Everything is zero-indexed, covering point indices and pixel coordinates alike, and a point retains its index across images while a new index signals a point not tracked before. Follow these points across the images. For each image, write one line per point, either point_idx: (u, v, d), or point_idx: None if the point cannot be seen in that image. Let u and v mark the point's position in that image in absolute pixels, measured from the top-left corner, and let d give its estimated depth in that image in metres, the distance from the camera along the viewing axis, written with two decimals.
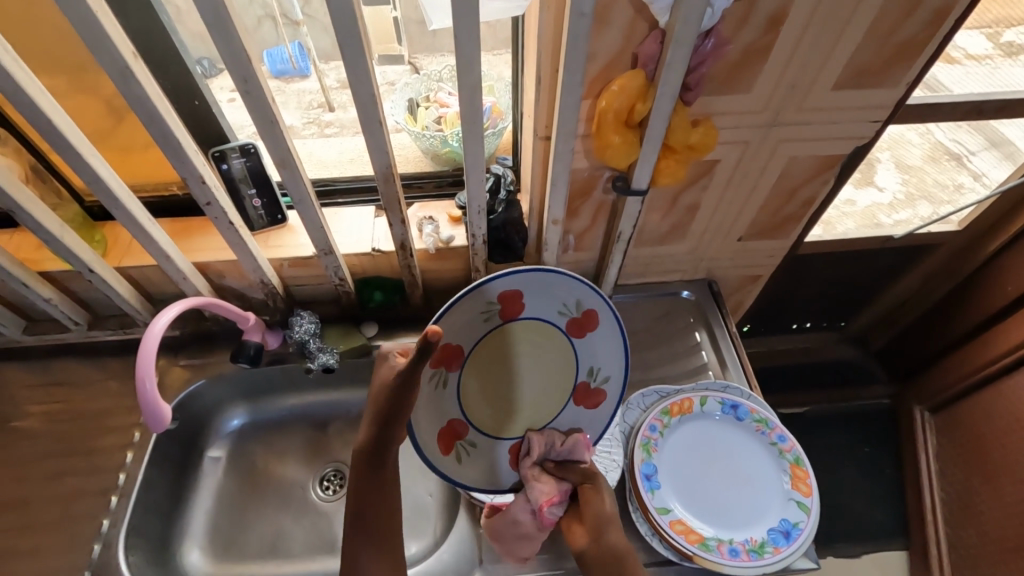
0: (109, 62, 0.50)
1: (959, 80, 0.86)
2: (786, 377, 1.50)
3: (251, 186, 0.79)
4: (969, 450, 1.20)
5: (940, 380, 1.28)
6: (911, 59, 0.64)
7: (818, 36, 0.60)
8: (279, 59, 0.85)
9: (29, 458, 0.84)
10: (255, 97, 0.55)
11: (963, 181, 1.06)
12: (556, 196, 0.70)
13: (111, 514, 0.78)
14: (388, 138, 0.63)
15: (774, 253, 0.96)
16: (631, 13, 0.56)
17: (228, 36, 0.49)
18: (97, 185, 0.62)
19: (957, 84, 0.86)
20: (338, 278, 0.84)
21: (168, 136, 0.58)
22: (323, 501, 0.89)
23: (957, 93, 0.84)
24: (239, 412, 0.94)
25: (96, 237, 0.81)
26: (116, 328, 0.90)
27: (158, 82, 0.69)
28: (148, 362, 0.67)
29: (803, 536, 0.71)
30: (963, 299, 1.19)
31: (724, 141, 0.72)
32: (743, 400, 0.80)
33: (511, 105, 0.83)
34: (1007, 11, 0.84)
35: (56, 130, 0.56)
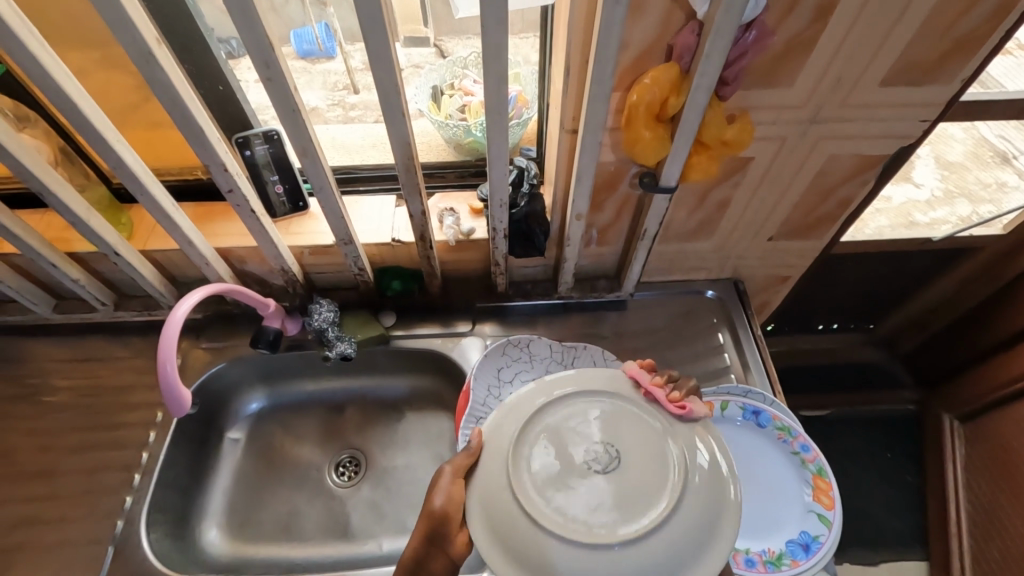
0: (133, 46, 0.50)
1: (1009, 72, 0.81)
2: (810, 378, 1.46)
3: (273, 172, 0.79)
4: (996, 464, 1.15)
5: (969, 388, 1.24)
6: (968, 55, 0.60)
7: (869, 29, 0.57)
8: (305, 39, 0.83)
9: (56, 432, 0.86)
10: (277, 83, 0.54)
11: (1006, 179, 1.02)
12: (581, 191, 0.68)
13: (134, 491, 0.80)
14: (411, 127, 0.61)
15: (805, 253, 0.92)
16: (669, 2, 0.53)
17: (252, 21, 0.48)
18: (122, 169, 0.62)
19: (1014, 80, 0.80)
20: (357, 268, 0.83)
21: (191, 123, 0.58)
22: (338, 487, 0.90)
23: (1010, 90, 0.79)
24: (259, 396, 0.95)
25: (122, 220, 0.82)
26: (141, 309, 0.91)
27: (184, 65, 0.68)
28: (170, 347, 0.67)
29: (824, 550, 0.69)
30: (999, 306, 1.14)
31: (759, 138, 0.69)
32: (765, 407, 0.75)
33: (537, 94, 0.81)
34: None
35: (83, 114, 0.56)
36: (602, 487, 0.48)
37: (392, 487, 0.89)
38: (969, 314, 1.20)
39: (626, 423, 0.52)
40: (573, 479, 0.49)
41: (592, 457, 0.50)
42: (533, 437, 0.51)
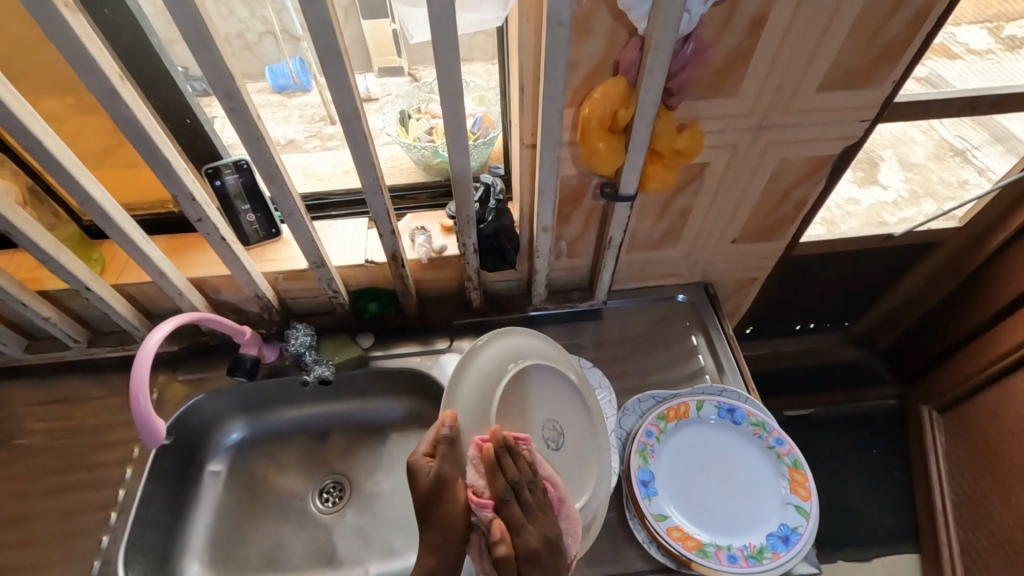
0: (96, 84, 0.51)
1: (960, 76, 0.85)
2: (792, 379, 1.48)
3: (245, 202, 0.80)
4: (976, 450, 1.18)
5: (947, 380, 1.27)
6: (896, 59, 0.64)
7: (800, 39, 0.61)
8: (280, 74, 0.85)
9: (29, 476, 0.84)
10: (240, 113, 0.56)
11: (967, 177, 1.05)
12: (545, 204, 0.70)
13: (111, 530, 0.78)
14: (375, 150, 0.63)
15: (771, 254, 0.95)
16: (611, 20, 0.57)
17: (212, 57, 0.50)
18: (90, 205, 0.63)
19: (958, 80, 0.84)
20: (331, 290, 0.84)
21: (157, 155, 0.59)
22: (322, 513, 0.89)
23: (957, 89, 0.84)
24: (239, 426, 0.94)
25: (94, 255, 0.82)
26: (115, 344, 0.91)
27: (151, 102, 0.70)
28: (143, 377, 0.67)
29: (803, 541, 0.70)
30: (968, 297, 1.18)
31: (712, 145, 0.72)
32: (739, 404, 0.79)
33: (501, 114, 0.84)
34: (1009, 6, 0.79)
35: (49, 153, 0.57)
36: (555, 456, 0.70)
37: (377, 511, 0.89)
38: (937, 307, 1.25)
39: (564, 404, 0.73)
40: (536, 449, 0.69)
41: (547, 436, 0.70)
42: (509, 419, 0.67)
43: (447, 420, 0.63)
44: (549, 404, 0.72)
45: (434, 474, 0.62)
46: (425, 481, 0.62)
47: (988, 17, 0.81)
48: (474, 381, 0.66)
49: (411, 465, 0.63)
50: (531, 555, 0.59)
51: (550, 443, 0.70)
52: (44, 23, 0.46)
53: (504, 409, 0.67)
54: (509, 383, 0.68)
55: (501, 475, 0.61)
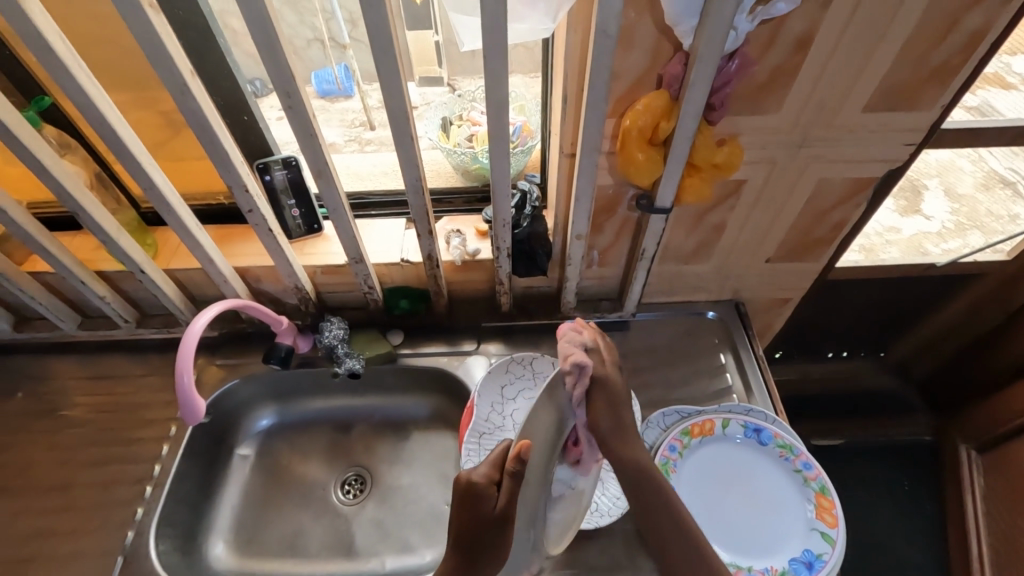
0: (169, 78, 0.55)
1: (1015, 105, 0.82)
2: (821, 406, 1.45)
3: (291, 197, 0.84)
4: (1017, 494, 1.12)
5: (984, 419, 1.22)
6: (944, 83, 0.63)
7: (845, 60, 0.61)
8: (325, 79, 0.91)
9: (73, 446, 0.89)
10: (297, 111, 0.59)
11: (1018, 211, 1.01)
12: (580, 212, 0.71)
13: (145, 503, 0.82)
14: (420, 152, 0.66)
15: (805, 275, 0.94)
16: (656, 34, 0.58)
17: (277, 57, 0.54)
18: (152, 191, 0.67)
19: (1014, 109, 0.82)
20: (367, 286, 0.87)
21: (217, 147, 0.63)
22: (343, 504, 0.91)
23: (1010, 117, 0.81)
24: (269, 413, 0.98)
25: (148, 240, 0.87)
26: (161, 326, 0.95)
27: (213, 98, 0.74)
28: (188, 358, 0.71)
29: (827, 568, 0.69)
30: (1012, 332, 1.13)
31: (750, 161, 0.72)
32: (766, 424, 0.78)
33: (540, 124, 0.86)
34: None
35: (120, 141, 0.61)
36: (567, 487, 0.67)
37: (396, 505, 0.90)
38: (979, 342, 1.20)
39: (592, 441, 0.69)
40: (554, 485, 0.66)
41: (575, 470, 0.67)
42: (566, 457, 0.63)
43: (520, 453, 0.53)
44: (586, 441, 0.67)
45: (502, 507, 0.55)
46: (490, 514, 0.55)
47: None
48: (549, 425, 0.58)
49: (472, 490, 0.55)
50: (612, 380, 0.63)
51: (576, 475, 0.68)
52: (129, 20, 0.50)
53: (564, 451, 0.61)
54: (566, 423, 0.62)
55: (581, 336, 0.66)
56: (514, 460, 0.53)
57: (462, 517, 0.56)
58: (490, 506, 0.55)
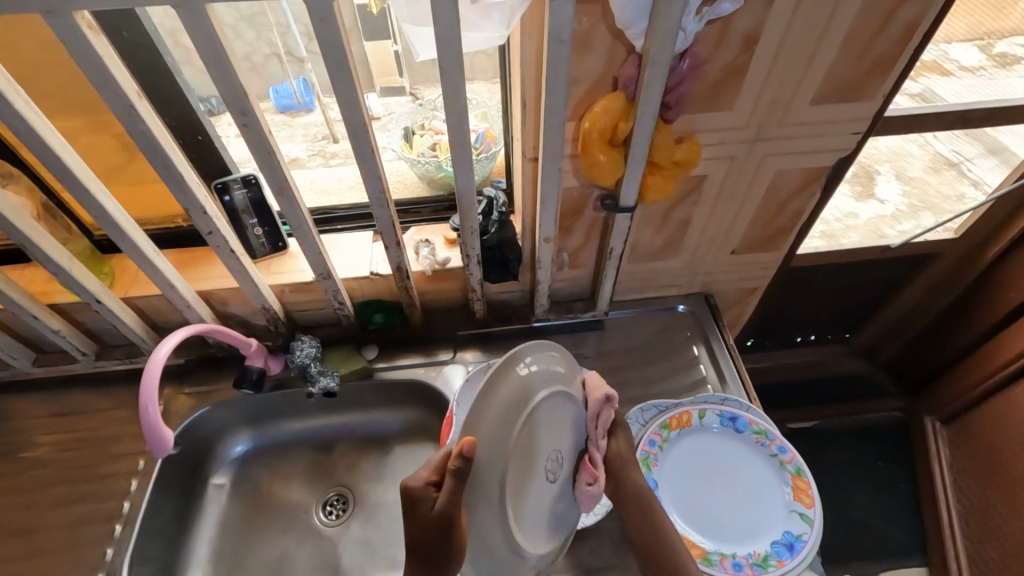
0: (116, 101, 0.53)
1: (956, 92, 0.86)
2: (797, 390, 1.48)
3: (252, 216, 0.82)
4: (981, 461, 1.18)
5: (951, 390, 1.27)
6: (885, 74, 0.66)
7: (792, 56, 0.63)
8: (284, 94, 0.88)
9: (34, 488, 0.84)
10: (253, 129, 0.58)
11: (965, 191, 1.06)
12: (547, 215, 0.72)
13: (116, 542, 0.78)
14: (381, 163, 0.65)
15: (770, 265, 0.97)
16: (610, 38, 0.59)
17: (228, 75, 0.53)
18: (103, 218, 0.64)
19: (955, 96, 0.86)
20: (337, 302, 0.85)
21: (171, 169, 0.61)
22: (326, 526, 0.89)
23: (951, 103, 0.85)
24: (244, 439, 0.95)
25: (104, 269, 0.84)
26: (122, 357, 0.92)
27: (164, 119, 0.72)
28: (152, 389, 0.68)
29: (807, 549, 0.70)
30: (968, 308, 1.19)
31: (709, 157, 0.74)
32: (741, 412, 0.79)
33: (503, 130, 0.86)
34: (998, 22, 0.82)
35: (66, 168, 0.58)
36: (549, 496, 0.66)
37: (381, 523, 0.89)
38: (936, 319, 1.26)
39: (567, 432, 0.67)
40: (529, 481, 0.62)
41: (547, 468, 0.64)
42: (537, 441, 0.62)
43: (464, 450, 0.52)
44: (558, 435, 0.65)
45: (441, 507, 0.54)
46: (428, 515, 0.55)
47: (979, 34, 0.84)
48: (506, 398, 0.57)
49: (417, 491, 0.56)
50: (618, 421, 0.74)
51: (550, 471, 0.65)
52: (68, 42, 0.48)
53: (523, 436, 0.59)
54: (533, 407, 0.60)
55: None
56: (456, 458, 0.52)
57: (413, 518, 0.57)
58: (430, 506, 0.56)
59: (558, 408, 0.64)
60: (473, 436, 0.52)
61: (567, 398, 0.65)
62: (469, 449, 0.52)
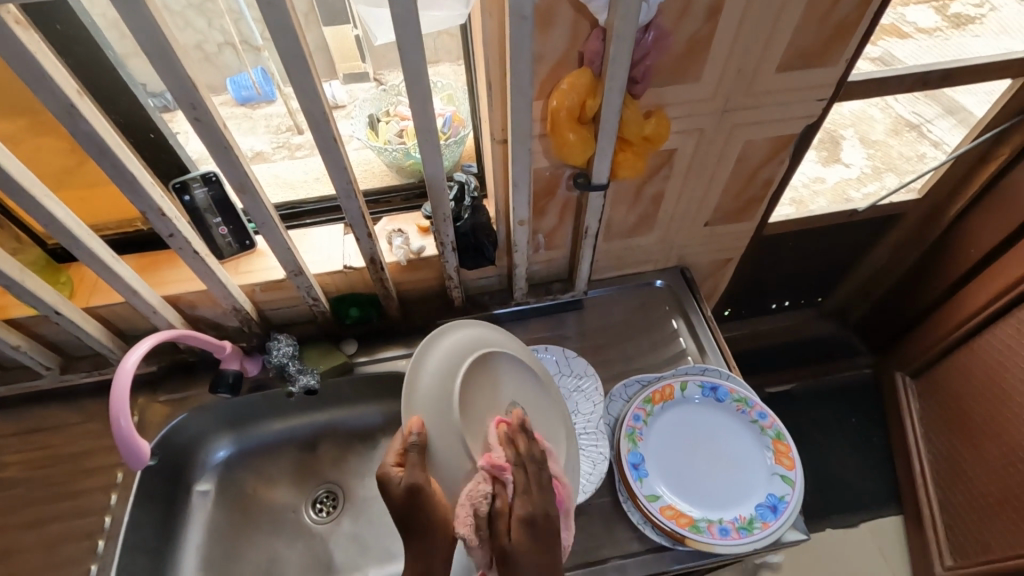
0: (54, 100, 0.50)
1: (913, 54, 0.87)
2: (774, 356, 1.51)
3: (216, 215, 0.79)
4: (948, 411, 1.24)
5: (917, 346, 1.32)
6: (847, 38, 0.67)
7: (755, 25, 0.63)
8: (243, 85, 0.84)
9: (7, 511, 0.82)
10: (206, 123, 0.55)
11: (925, 151, 1.08)
12: (520, 197, 0.71)
13: (99, 558, 0.77)
14: (346, 153, 0.63)
15: (742, 235, 0.98)
16: (573, 13, 0.58)
17: (174, 67, 0.50)
18: (54, 226, 0.61)
19: (915, 59, 0.87)
20: (311, 298, 0.84)
21: (122, 170, 0.58)
22: (317, 524, 0.88)
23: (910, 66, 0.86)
24: (225, 443, 0.93)
25: (61, 279, 0.80)
26: (92, 369, 0.89)
27: (111, 117, 0.68)
28: (122, 400, 0.66)
29: (790, 509, 0.73)
30: (932, 265, 1.22)
31: (678, 131, 0.74)
32: (721, 381, 0.81)
33: (471, 112, 0.84)
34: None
35: (7, 175, 0.55)
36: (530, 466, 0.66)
37: (372, 517, 0.89)
38: (903, 278, 1.30)
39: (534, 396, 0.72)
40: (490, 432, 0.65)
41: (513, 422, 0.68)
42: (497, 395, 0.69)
43: (413, 427, 0.60)
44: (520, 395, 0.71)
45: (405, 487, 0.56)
46: (395, 496, 0.57)
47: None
48: (448, 349, 0.68)
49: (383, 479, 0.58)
50: (528, 519, 0.56)
51: None
52: None
53: (472, 382, 0.67)
54: (479, 359, 0.68)
55: (514, 448, 0.61)
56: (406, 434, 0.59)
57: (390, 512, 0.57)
58: (395, 485, 0.57)
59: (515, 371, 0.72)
60: (418, 416, 0.60)
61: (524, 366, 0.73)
62: (419, 425, 0.60)
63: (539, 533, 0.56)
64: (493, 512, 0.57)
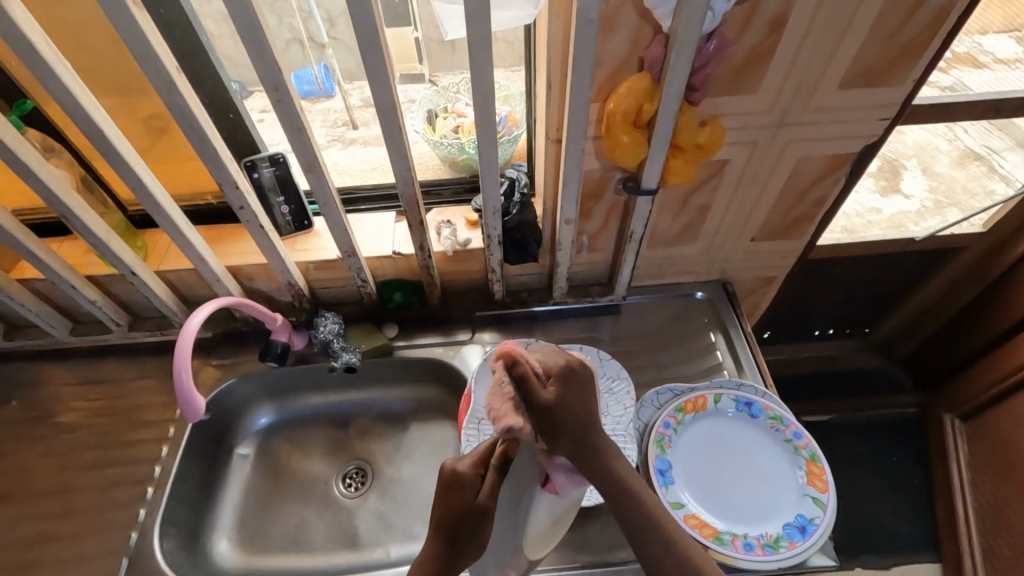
0: (155, 74, 0.55)
1: (986, 84, 0.84)
2: (812, 384, 1.47)
3: (279, 194, 0.84)
4: (997, 458, 1.17)
5: (967, 388, 1.26)
6: (915, 58, 0.65)
7: (819, 40, 0.63)
8: (305, 80, 0.91)
9: (71, 451, 0.89)
10: (285, 105, 0.59)
11: (994, 187, 1.03)
12: (569, 196, 0.72)
13: (147, 504, 0.82)
14: (408, 142, 0.66)
15: (789, 253, 0.96)
16: (637, 19, 0.59)
17: (263, 50, 0.54)
18: (141, 191, 0.67)
19: (985, 87, 0.84)
20: (360, 280, 0.87)
21: (205, 144, 0.63)
22: (345, 497, 0.92)
23: (975, 92, 0.83)
24: (267, 411, 0.98)
25: (138, 243, 0.87)
26: (154, 329, 0.95)
27: (198, 96, 0.74)
28: (184, 357, 0.71)
29: (819, 532, 0.71)
30: (992, 303, 1.16)
31: (732, 142, 0.74)
32: (757, 398, 0.80)
33: (525, 113, 0.87)
34: None
35: (107, 140, 0.60)
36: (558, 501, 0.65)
37: (398, 496, 0.91)
38: (959, 314, 1.24)
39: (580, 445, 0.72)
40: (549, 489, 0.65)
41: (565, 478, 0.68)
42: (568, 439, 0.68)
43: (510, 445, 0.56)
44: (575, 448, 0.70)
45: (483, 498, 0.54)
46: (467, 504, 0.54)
47: (1015, 26, 0.83)
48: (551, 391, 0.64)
49: (457, 478, 0.55)
50: (565, 374, 0.59)
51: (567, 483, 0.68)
52: (113, 17, 0.50)
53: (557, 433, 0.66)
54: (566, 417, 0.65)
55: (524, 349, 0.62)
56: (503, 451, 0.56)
57: (444, 510, 0.54)
58: (474, 496, 0.54)
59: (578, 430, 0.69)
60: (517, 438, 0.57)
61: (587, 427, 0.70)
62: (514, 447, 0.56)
63: (573, 384, 0.59)
64: (523, 382, 0.57)
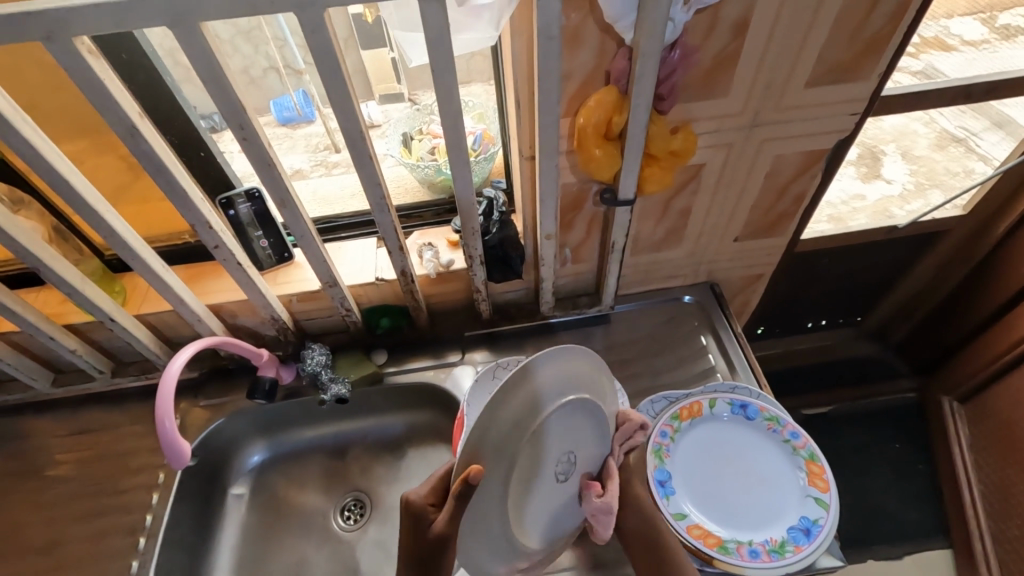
0: (118, 121, 0.54)
1: (959, 68, 0.85)
2: (809, 376, 1.47)
3: (257, 228, 0.83)
4: (999, 438, 1.17)
5: (964, 369, 1.27)
6: (879, 52, 0.66)
7: (783, 41, 0.63)
8: (284, 105, 0.89)
9: (59, 505, 0.86)
10: (253, 142, 0.59)
11: (974, 167, 1.04)
12: (547, 211, 0.72)
13: (140, 555, 0.80)
14: (380, 169, 0.66)
15: (774, 251, 0.97)
16: (600, 32, 0.59)
17: (225, 90, 0.54)
18: (112, 238, 0.65)
19: (958, 71, 0.85)
20: (344, 309, 0.86)
21: (175, 186, 0.62)
22: (344, 530, 0.90)
23: (953, 78, 0.84)
24: (259, 448, 0.96)
25: (116, 288, 0.86)
26: (138, 374, 0.94)
27: (167, 137, 0.73)
28: (166, 402, 0.70)
29: (824, 532, 0.70)
30: (980, 284, 1.17)
31: (706, 146, 0.74)
32: (752, 400, 0.79)
33: (500, 130, 0.86)
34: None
35: (74, 190, 0.60)
36: (569, 502, 0.68)
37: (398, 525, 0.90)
38: (948, 297, 1.24)
39: (589, 438, 0.66)
40: (536, 481, 0.62)
41: (560, 469, 0.64)
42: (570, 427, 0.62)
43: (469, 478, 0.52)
44: (580, 438, 0.65)
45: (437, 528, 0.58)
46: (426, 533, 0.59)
47: (981, 7, 0.83)
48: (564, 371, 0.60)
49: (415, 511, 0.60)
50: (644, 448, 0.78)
51: (561, 474, 0.64)
52: (68, 67, 0.50)
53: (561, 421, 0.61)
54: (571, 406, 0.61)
55: None
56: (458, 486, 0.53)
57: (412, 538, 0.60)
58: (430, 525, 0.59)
59: (574, 415, 0.62)
60: (480, 465, 0.52)
61: (587, 409, 0.63)
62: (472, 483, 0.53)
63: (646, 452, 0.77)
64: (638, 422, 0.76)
